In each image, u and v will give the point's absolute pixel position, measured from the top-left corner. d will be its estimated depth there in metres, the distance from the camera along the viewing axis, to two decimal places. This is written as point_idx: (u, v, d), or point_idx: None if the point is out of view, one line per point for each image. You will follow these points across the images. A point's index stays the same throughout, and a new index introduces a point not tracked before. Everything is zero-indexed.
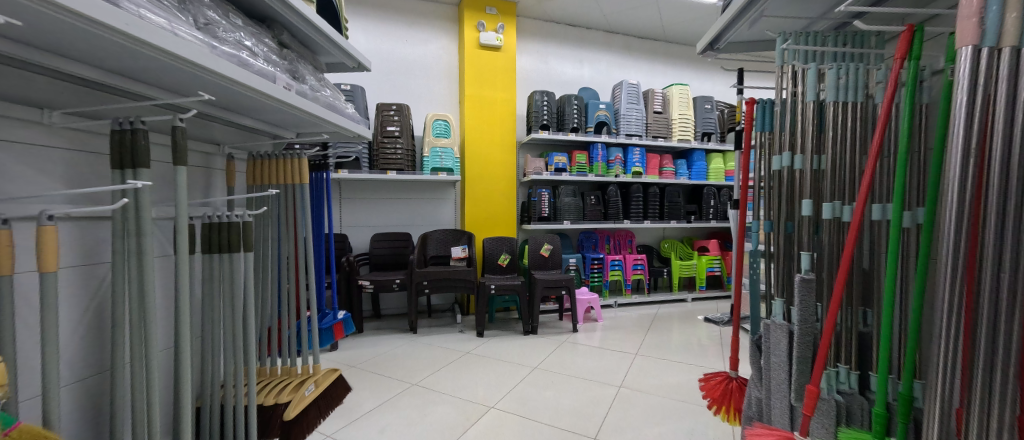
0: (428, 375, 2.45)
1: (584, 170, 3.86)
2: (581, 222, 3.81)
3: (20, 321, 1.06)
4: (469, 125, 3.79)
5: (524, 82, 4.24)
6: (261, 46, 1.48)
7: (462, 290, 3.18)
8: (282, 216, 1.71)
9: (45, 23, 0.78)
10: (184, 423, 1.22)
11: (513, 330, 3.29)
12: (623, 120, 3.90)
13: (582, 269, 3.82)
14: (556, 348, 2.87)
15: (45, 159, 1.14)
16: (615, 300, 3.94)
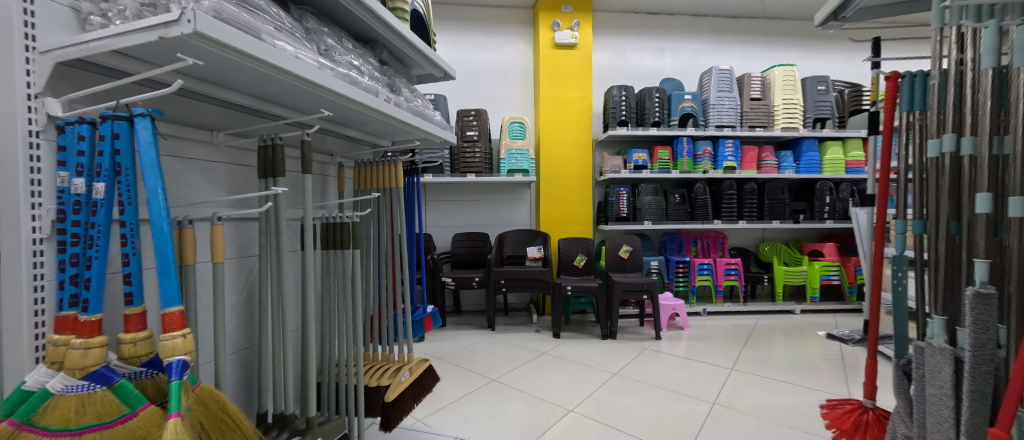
0: (507, 372, 2.49)
1: (667, 167, 3.67)
2: (664, 223, 3.61)
3: (200, 305, 1.24)
4: (544, 125, 3.80)
5: (601, 78, 4.16)
6: (367, 64, 1.62)
7: (538, 290, 3.16)
8: (382, 217, 1.83)
9: (214, 62, 0.92)
10: (310, 395, 1.39)
11: (590, 333, 3.22)
12: (712, 110, 3.63)
13: (665, 272, 3.62)
14: (638, 354, 2.75)
15: (213, 172, 1.34)
16: (705, 308, 3.69)
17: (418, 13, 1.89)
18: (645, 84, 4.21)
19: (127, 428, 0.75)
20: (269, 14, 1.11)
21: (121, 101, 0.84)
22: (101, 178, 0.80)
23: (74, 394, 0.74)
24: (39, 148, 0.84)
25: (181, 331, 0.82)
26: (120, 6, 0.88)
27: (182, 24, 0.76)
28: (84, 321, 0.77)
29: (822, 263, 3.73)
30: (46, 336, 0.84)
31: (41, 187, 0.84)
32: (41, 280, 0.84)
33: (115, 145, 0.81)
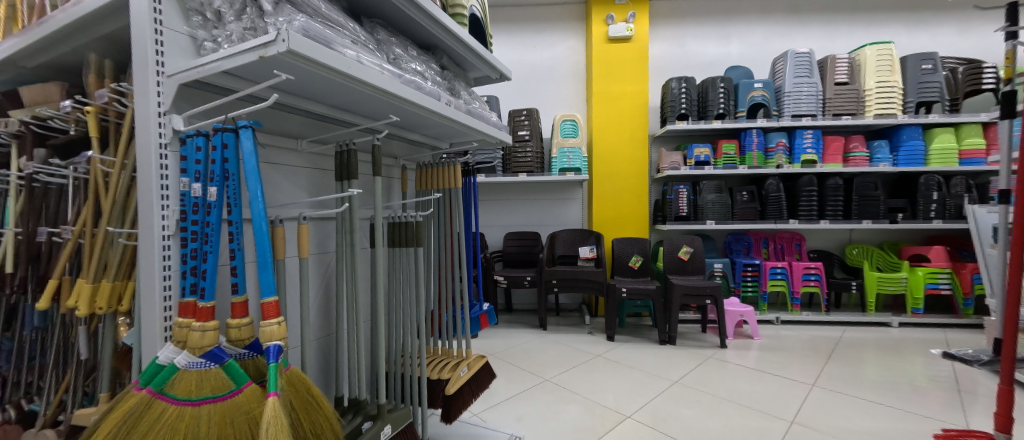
0: (560, 373, 2.50)
1: (733, 161, 3.48)
2: (728, 222, 3.44)
3: (289, 296, 1.38)
4: (597, 122, 3.76)
5: (659, 70, 4.06)
6: (430, 70, 1.71)
7: (591, 290, 3.14)
8: (441, 217, 1.92)
9: (302, 76, 1.02)
10: (381, 384, 1.49)
11: (646, 337, 3.14)
12: (787, 99, 3.41)
13: (731, 275, 3.46)
14: (701, 363, 2.66)
15: (298, 176, 1.48)
16: (778, 316, 3.49)
17: (476, 17, 1.94)
18: (708, 74, 4.04)
19: (235, 402, 0.86)
20: (347, 27, 1.19)
21: (229, 116, 0.96)
22: (214, 184, 0.93)
23: (195, 370, 0.86)
24: (167, 158, 0.97)
25: (277, 319, 0.92)
26: (229, 31, 1.02)
27: (278, 43, 0.86)
28: (202, 307, 0.89)
29: (927, 270, 3.38)
30: (172, 318, 0.97)
31: (168, 190, 0.97)
32: (169, 271, 0.97)
33: (224, 155, 0.93)
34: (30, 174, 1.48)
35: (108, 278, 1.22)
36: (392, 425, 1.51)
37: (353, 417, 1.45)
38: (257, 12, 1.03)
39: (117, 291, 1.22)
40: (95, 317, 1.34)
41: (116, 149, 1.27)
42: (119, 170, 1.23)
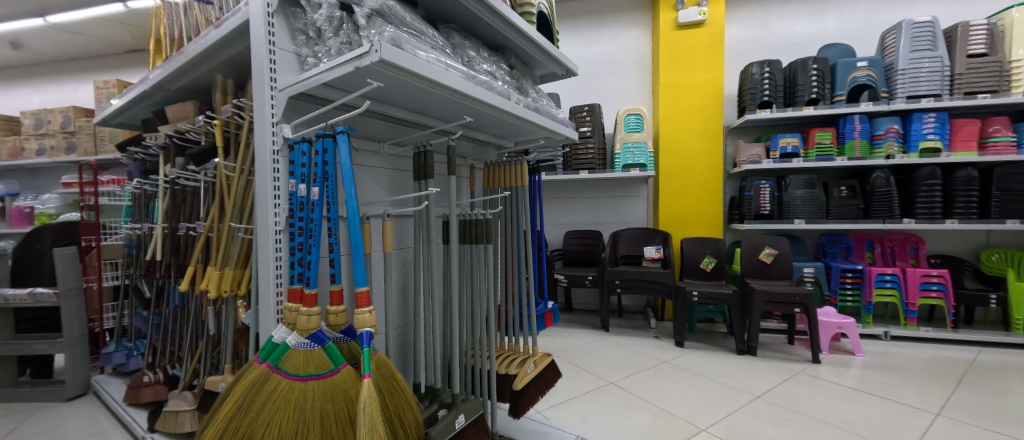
0: (626, 376, 2.39)
1: (829, 152, 3.02)
2: (820, 222, 3.01)
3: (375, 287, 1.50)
4: (662, 115, 3.41)
5: (735, 56, 3.54)
6: (499, 69, 1.76)
7: (659, 292, 2.95)
8: (509, 215, 1.97)
9: (391, 84, 1.10)
10: (455, 374, 1.56)
11: (720, 345, 2.86)
12: (901, 78, 2.87)
13: (825, 281, 3.02)
14: (789, 378, 2.36)
15: (379, 176, 1.60)
16: (887, 330, 2.93)
17: (543, 14, 1.95)
18: (797, 56, 3.42)
19: (335, 379, 0.97)
20: (427, 34, 1.26)
21: (329, 123, 1.07)
22: (316, 184, 1.05)
23: (302, 349, 0.98)
24: (279, 163, 1.11)
25: (366, 308, 1.01)
26: (327, 47, 1.14)
27: (371, 54, 0.96)
28: (309, 294, 1.00)
29: None
30: (283, 303, 1.11)
31: (279, 191, 1.11)
32: (280, 260, 1.10)
33: (325, 159, 1.04)
34: (172, 179, 1.75)
35: (231, 267, 1.42)
36: (466, 415, 1.54)
37: (430, 404, 1.54)
38: (352, 27, 1.13)
39: (237, 278, 1.42)
40: (219, 299, 1.57)
41: (236, 156, 1.48)
42: (239, 174, 1.43)
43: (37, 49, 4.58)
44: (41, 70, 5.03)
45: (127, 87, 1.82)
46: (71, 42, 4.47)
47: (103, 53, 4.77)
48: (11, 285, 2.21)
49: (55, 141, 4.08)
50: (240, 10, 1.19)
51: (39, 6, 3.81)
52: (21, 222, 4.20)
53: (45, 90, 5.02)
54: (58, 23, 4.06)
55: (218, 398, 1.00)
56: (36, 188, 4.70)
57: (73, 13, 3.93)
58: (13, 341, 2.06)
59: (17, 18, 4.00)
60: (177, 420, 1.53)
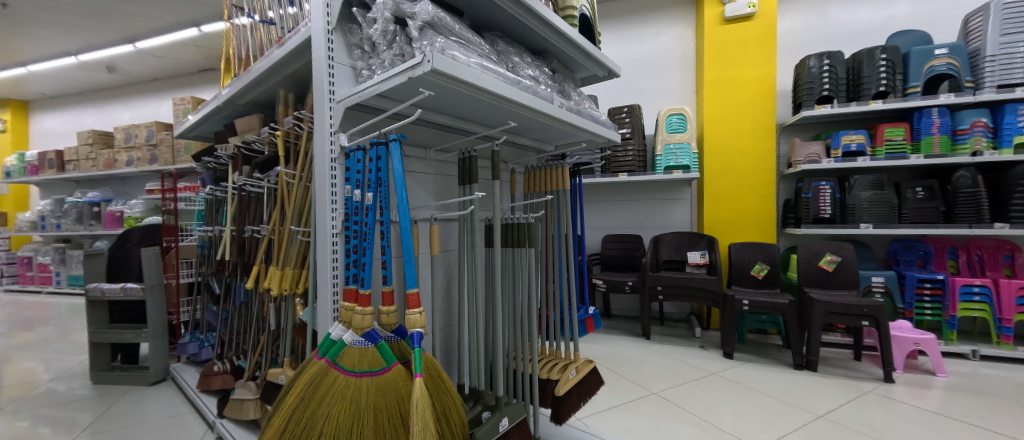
0: (672, 386, 2.29)
1: (903, 149, 2.76)
2: (893, 228, 2.72)
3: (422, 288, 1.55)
4: (709, 114, 3.24)
5: (789, 48, 3.32)
6: (541, 73, 1.78)
7: (703, 301, 2.81)
8: (551, 218, 1.97)
9: (441, 92, 1.15)
10: (498, 375, 1.58)
11: (773, 359, 2.66)
12: (990, 65, 2.61)
13: (898, 292, 2.75)
14: (856, 398, 2.17)
15: (425, 181, 1.65)
16: (976, 350, 2.63)
17: (585, 16, 1.94)
18: (862, 45, 3.16)
19: (388, 376, 1.02)
20: (475, 43, 1.29)
21: (382, 131, 1.13)
22: (371, 190, 1.11)
23: (357, 347, 1.03)
24: (336, 170, 1.19)
25: (416, 309, 1.05)
26: (380, 60, 1.21)
27: (424, 64, 1.01)
28: (363, 294, 1.06)
29: None
30: (338, 301, 1.18)
31: (337, 196, 1.19)
32: (337, 261, 1.18)
33: (379, 165, 1.10)
34: (239, 185, 1.88)
35: (290, 267, 1.52)
36: (509, 417, 1.56)
37: (473, 406, 1.56)
38: (404, 39, 1.19)
39: (296, 277, 1.52)
40: (279, 297, 1.68)
41: (296, 164, 1.58)
42: (299, 180, 1.53)
43: (127, 71, 5.19)
44: (128, 89, 5.67)
45: (204, 102, 2.00)
46: (152, 64, 5.02)
47: (179, 73, 5.33)
48: (107, 281, 2.45)
49: (141, 153, 4.51)
50: (304, 29, 1.29)
51: (130, 32, 4.31)
52: (115, 225, 4.65)
53: (134, 108, 5.65)
54: (145, 48, 4.59)
55: (282, 390, 1.07)
56: (124, 195, 5.20)
57: (157, 38, 4.41)
58: (107, 330, 2.27)
59: (111, 44, 4.55)
60: (243, 407, 1.66)
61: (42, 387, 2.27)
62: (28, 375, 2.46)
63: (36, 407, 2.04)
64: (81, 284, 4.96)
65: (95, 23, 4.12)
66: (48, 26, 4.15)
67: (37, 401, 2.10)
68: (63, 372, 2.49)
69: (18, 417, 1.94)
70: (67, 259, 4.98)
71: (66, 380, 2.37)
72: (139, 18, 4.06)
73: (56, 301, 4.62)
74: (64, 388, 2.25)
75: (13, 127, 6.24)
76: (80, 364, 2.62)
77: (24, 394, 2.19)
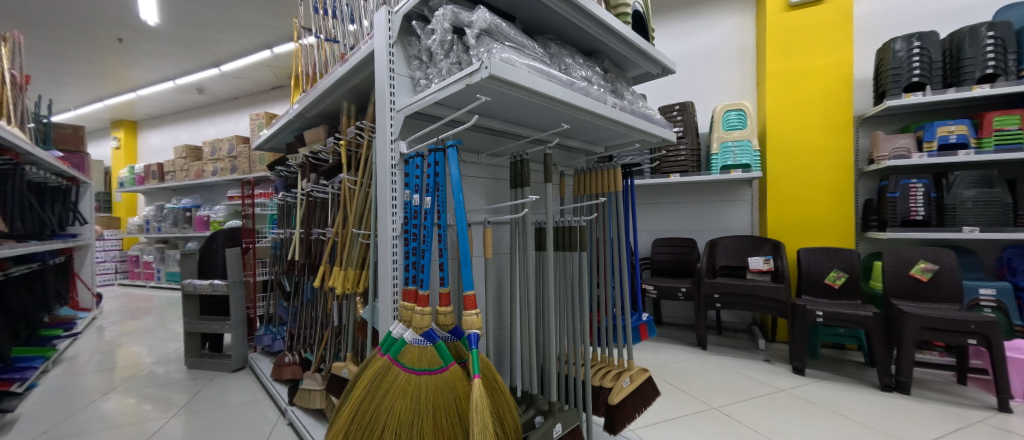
0: (736, 402, 2.14)
1: (1018, 140, 2.42)
2: (1005, 233, 2.39)
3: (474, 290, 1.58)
4: (772, 110, 3.05)
5: (866, 31, 2.97)
6: (593, 73, 1.75)
7: (766, 310, 2.65)
8: (602, 221, 1.93)
9: (497, 97, 1.17)
10: (550, 379, 1.58)
11: (854, 378, 2.39)
12: None
13: (1014, 307, 2.41)
14: (963, 428, 1.89)
15: (477, 185, 1.67)
16: None
17: (639, 12, 1.88)
18: (960, 24, 2.76)
19: (445, 375, 1.06)
20: (529, 47, 1.29)
21: (440, 137, 1.19)
22: (429, 194, 1.17)
23: (417, 345, 1.07)
24: (396, 175, 1.28)
25: (473, 311, 1.07)
26: (436, 70, 1.26)
27: (481, 71, 1.03)
28: (422, 294, 1.11)
29: None
30: (398, 300, 1.26)
31: (397, 201, 1.27)
32: (397, 262, 1.26)
33: (437, 170, 1.16)
34: (307, 192, 2.00)
35: (352, 268, 1.61)
36: (563, 424, 1.56)
37: (527, 409, 1.56)
38: (461, 48, 1.23)
39: (357, 277, 1.59)
40: (341, 295, 1.76)
41: (358, 171, 1.67)
42: (359, 186, 1.61)
43: (214, 91, 5.69)
44: (214, 108, 6.21)
45: (277, 116, 2.15)
46: (234, 84, 5.46)
47: (256, 90, 5.75)
48: (198, 277, 2.69)
49: (224, 164, 4.91)
50: (368, 43, 1.37)
51: (216, 57, 4.74)
52: (203, 228, 5.08)
53: (219, 124, 6.17)
54: (228, 70, 5.01)
55: (349, 383, 1.15)
56: (211, 201, 5.71)
57: (238, 61, 4.80)
58: (199, 321, 2.49)
59: (200, 69, 5.01)
60: (309, 397, 1.77)
61: (145, 370, 2.53)
62: (135, 358, 2.75)
63: (142, 386, 2.28)
64: (176, 280, 5.47)
65: (188, 51, 4.57)
66: (151, 56, 4.68)
67: (142, 381, 2.36)
68: (163, 357, 2.77)
69: (128, 394, 2.19)
70: (165, 257, 5.53)
71: (165, 364, 2.62)
72: (223, 44, 4.45)
73: (156, 294, 5.13)
74: (164, 371, 2.50)
75: (123, 143, 6.99)
76: (177, 350, 2.90)
77: (131, 375, 2.46)
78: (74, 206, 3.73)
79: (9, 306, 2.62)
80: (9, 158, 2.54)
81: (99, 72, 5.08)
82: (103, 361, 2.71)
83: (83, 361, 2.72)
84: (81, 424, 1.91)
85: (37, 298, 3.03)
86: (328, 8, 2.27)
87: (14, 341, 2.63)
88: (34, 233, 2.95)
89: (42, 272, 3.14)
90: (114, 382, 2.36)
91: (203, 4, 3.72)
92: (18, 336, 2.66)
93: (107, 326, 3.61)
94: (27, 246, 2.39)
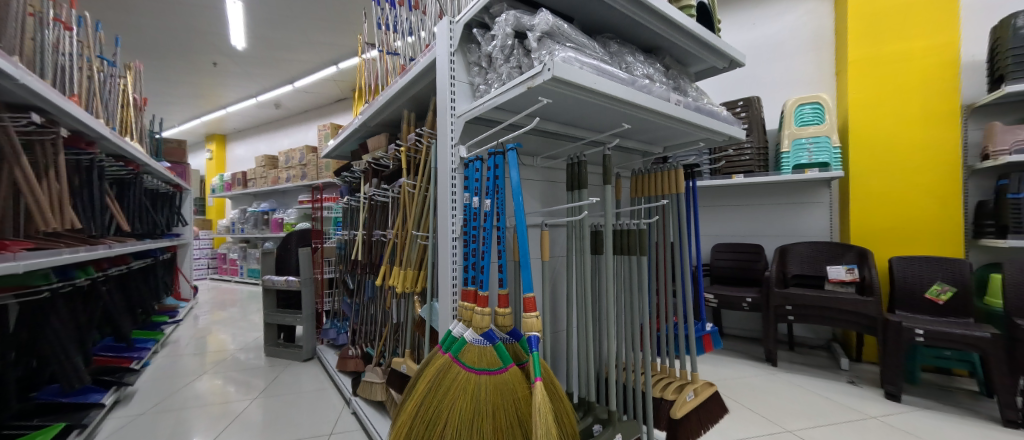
0: (817, 425, 1.96)
1: None
2: None
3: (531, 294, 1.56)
4: (854, 105, 2.79)
5: (970, 13, 2.64)
6: (654, 70, 1.68)
7: (847, 325, 2.42)
8: (665, 223, 1.83)
9: (558, 99, 1.15)
10: (609, 387, 1.53)
11: (963, 408, 2.11)
12: None
13: None
14: None
15: (532, 188, 1.66)
16: None
17: (704, 4, 1.78)
18: None
19: (504, 376, 1.06)
20: (590, 46, 1.26)
21: (499, 142, 1.19)
22: (489, 197, 1.18)
23: (477, 345, 1.09)
24: (456, 179, 1.29)
25: (533, 313, 1.07)
26: (495, 75, 1.27)
27: (544, 73, 1.01)
28: (482, 295, 1.12)
29: None
30: (457, 301, 1.27)
31: (457, 204, 1.29)
32: (455, 264, 1.27)
33: (496, 173, 1.16)
34: (370, 195, 2.08)
35: (411, 268, 1.65)
36: (622, 435, 1.51)
37: (585, 417, 1.53)
38: (522, 52, 1.22)
39: (416, 277, 1.63)
40: (400, 294, 1.81)
41: (417, 175, 1.71)
42: (418, 190, 1.65)
43: (289, 106, 6.11)
44: (288, 120, 6.66)
45: (343, 126, 2.26)
46: (306, 98, 5.83)
47: (325, 103, 6.10)
48: (275, 274, 2.89)
49: (296, 171, 5.25)
50: (429, 52, 1.41)
51: (291, 75, 5.08)
52: (278, 230, 5.43)
53: (292, 135, 6.61)
54: (300, 86, 5.35)
55: (412, 380, 1.18)
56: (286, 206, 6.14)
57: (309, 77, 5.11)
58: (276, 313, 2.67)
59: (277, 86, 5.40)
60: (371, 389, 1.83)
61: (230, 355, 2.75)
62: (222, 344, 3.00)
63: (228, 370, 2.48)
64: (257, 276, 5.92)
65: (268, 70, 4.95)
66: (237, 76, 5.11)
67: (228, 365, 2.56)
68: (245, 344, 3.00)
69: (216, 376, 2.38)
70: (247, 255, 6.00)
71: (246, 351, 2.83)
72: (297, 62, 4.76)
73: (239, 288, 5.58)
74: (245, 357, 2.70)
75: (215, 155, 7.69)
76: (257, 339, 3.13)
77: (219, 359, 2.68)
78: (179, 210, 4.12)
79: (129, 295, 2.94)
80: (131, 168, 2.86)
81: (195, 93, 5.63)
82: (198, 346, 2.98)
83: (182, 345, 3.01)
84: (179, 400, 2.10)
85: (150, 288, 3.39)
86: (389, 23, 2.37)
87: (134, 325, 2.96)
88: (150, 233, 3.30)
89: (153, 266, 3.51)
90: (206, 365, 2.58)
91: (282, 28, 4.01)
92: (136, 320, 2.99)
93: (201, 315, 3.97)
94: (143, 244, 2.69)
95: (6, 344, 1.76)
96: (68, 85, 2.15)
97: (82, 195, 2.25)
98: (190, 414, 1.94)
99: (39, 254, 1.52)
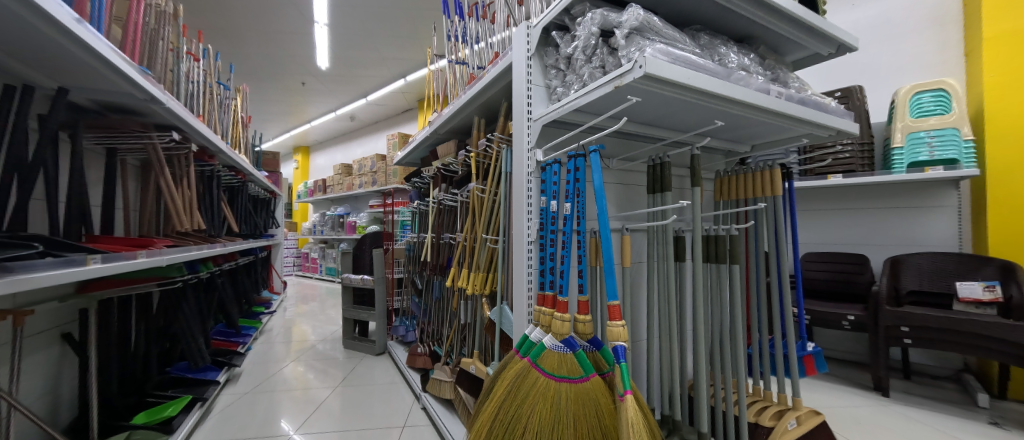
0: None
1: None
2: None
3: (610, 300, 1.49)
4: (990, 92, 2.38)
5: None
6: (749, 60, 1.54)
7: (981, 353, 2.07)
8: (759, 229, 1.66)
9: (647, 97, 1.08)
10: (698, 405, 1.42)
11: None
12: None
13: None
14: None
15: (610, 191, 1.58)
16: None
17: None
18: None
19: (587, 386, 1.02)
20: (681, 40, 1.17)
21: (580, 144, 1.16)
22: (569, 200, 1.15)
23: (557, 352, 1.05)
24: (531, 182, 1.27)
25: (618, 322, 1.02)
26: (576, 76, 1.23)
27: (635, 70, 0.95)
28: (561, 301, 1.09)
29: None
30: (531, 307, 1.25)
31: (532, 207, 1.26)
32: (530, 269, 1.25)
33: (576, 176, 1.12)
34: (439, 200, 2.14)
35: (480, 272, 1.66)
36: None
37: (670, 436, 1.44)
38: (607, 50, 1.17)
39: (484, 280, 1.63)
40: (467, 296, 1.83)
41: (486, 179, 1.71)
42: (488, 193, 1.65)
43: (363, 118, 6.50)
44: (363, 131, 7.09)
45: (415, 134, 2.33)
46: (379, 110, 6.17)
47: (393, 113, 6.41)
48: (352, 273, 3.06)
49: (367, 178, 5.56)
50: (506, 57, 1.40)
51: (364, 89, 5.39)
52: (352, 232, 5.78)
53: (366, 144, 7.02)
54: (373, 99, 5.66)
55: (488, 385, 1.16)
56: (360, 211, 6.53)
57: (380, 90, 5.40)
58: (354, 309, 2.81)
59: (353, 100, 5.77)
60: (439, 387, 1.86)
61: (313, 345, 2.96)
62: (305, 335, 3.24)
63: (309, 358, 2.67)
64: (333, 274, 6.33)
65: (345, 86, 5.30)
66: (320, 93, 5.53)
67: (312, 355, 2.75)
68: (325, 336, 3.21)
69: (299, 363, 2.57)
70: (325, 255, 6.45)
71: (326, 342, 3.03)
72: (370, 78, 5.05)
73: (319, 284, 6.03)
74: (324, 348, 2.89)
75: (300, 164, 8.42)
76: (334, 332, 3.34)
77: (303, 348, 2.90)
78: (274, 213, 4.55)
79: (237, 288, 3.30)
80: (239, 176, 3.17)
81: (286, 110, 6.20)
82: (285, 335, 3.24)
83: (274, 333, 3.30)
84: (272, 383, 2.29)
85: (251, 281, 3.78)
86: (459, 34, 2.41)
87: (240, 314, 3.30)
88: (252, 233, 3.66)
89: (254, 263, 3.90)
90: (292, 353, 2.80)
91: (358, 47, 4.28)
92: (241, 309, 3.34)
93: (288, 307, 4.33)
94: (248, 242, 2.99)
95: (148, 326, 2.01)
96: (197, 106, 2.43)
97: (206, 199, 2.54)
98: (278, 397, 2.10)
99: (176, 249, 1.72)
